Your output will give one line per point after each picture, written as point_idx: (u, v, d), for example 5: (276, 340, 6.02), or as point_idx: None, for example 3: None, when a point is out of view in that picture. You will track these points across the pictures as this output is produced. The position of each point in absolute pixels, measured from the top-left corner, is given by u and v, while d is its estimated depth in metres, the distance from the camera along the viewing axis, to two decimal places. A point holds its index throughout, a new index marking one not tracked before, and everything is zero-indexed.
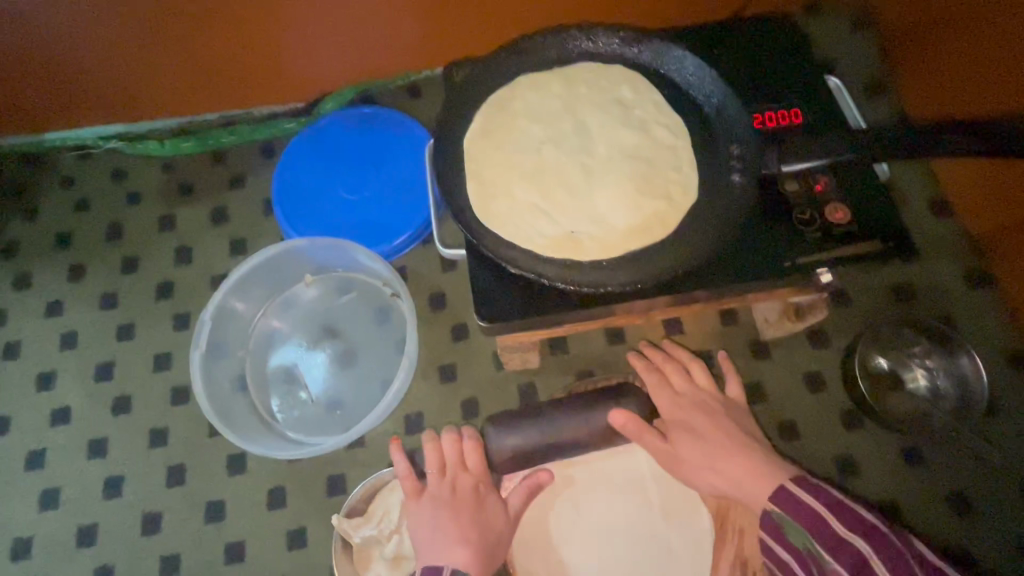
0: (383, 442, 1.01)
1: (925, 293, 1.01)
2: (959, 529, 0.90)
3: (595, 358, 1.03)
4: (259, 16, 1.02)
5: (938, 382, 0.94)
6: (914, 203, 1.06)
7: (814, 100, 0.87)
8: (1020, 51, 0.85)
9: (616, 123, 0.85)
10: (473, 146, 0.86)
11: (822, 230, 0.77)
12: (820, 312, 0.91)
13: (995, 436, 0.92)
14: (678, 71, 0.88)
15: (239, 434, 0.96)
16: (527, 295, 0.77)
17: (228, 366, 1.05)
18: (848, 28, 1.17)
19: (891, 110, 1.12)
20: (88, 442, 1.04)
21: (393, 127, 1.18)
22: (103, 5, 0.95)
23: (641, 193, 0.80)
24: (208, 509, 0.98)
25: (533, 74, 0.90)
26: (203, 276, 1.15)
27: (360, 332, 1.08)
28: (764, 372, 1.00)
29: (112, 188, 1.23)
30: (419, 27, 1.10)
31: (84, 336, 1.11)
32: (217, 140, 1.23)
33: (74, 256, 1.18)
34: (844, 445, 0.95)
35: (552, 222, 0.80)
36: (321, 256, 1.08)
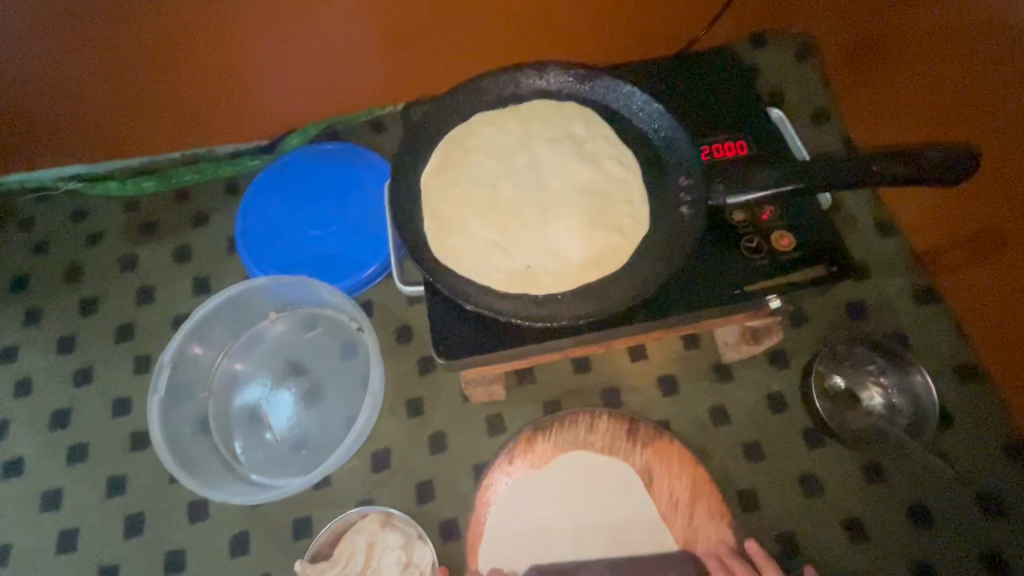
0: (350, 481, 0.99)
1: (877, 312, 1.04)
2: (922, 544, 0.91)
3: (562, 386, 1.04)
4: (222, 59, 1.04)
5: (893, 399, 0.96)
6: (862, 225, 1.10)
7: (757, 131, 0.90)
8: (952, 81, 0.91)
9: (569, 157, 0.88)
10: (430, 184, 0.87)
11: (769, 257, 0.80)
12: (776, 335, 0.94)
13: (949, 449, 0.95)
14: (627, 106, 0.91)
15: (200, 479, 0.94)
16: (484, 330, 0.78)
17: (190, 409, 1.03)
18: (793, 59, 1.23)
19: (837, 136, 1.17)
20: (42, 494, 1.00)
21: (357, 162, 1.19)
22: (63, 48, 0.96)
23: (594, 226, 0.82)
24: (168, 559, 0.95)
25: (488, 111, 0.92)
26: (165, 316, 1.13)
27: (326, 368, 1.07)
28: (728, 394, 1.02)
29: (72, 230, 1.21)
30: (381, 65, 1.12)
31: (41, 382, 1.09)
32: (180, 179, 1.23)
33: (31, 299, 1.16)
34: (809, 465, 0.96)
35: (507, 256, 0.81)
36: (285, 293, 1.08)
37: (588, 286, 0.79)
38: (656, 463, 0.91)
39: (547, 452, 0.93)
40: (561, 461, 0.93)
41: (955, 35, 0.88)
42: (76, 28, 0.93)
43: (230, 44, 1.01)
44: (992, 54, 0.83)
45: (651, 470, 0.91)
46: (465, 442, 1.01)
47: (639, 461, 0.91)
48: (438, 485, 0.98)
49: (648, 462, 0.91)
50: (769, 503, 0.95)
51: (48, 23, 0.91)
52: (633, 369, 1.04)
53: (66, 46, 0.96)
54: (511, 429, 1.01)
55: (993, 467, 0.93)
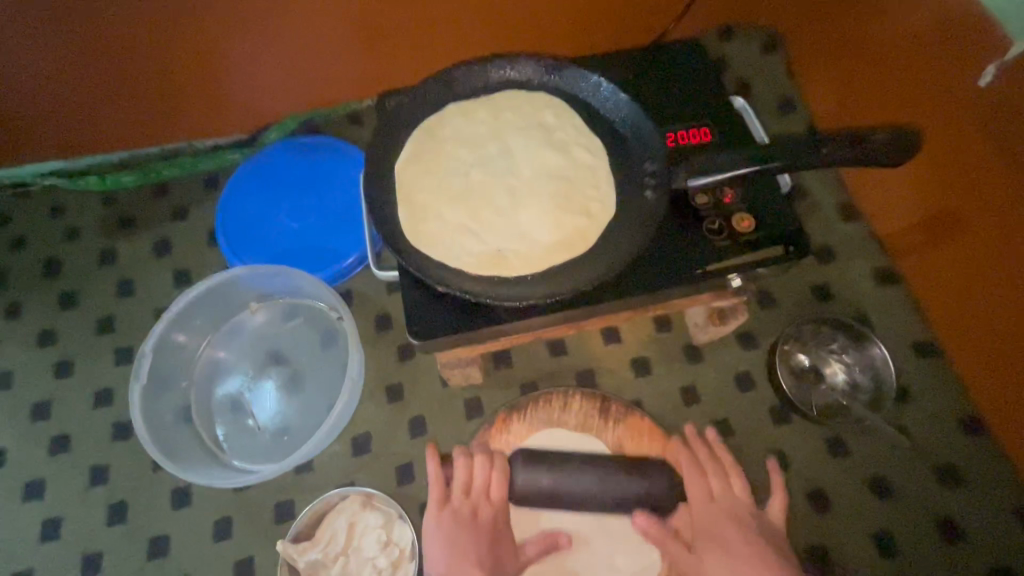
0: (331, 465, 1.01)
1: (841, 293, 1.08)
2: (883, 512, 0.95)
3: (538, 369, 1.06)
4: (199, 54, 1.05)
5: (855, 375, 1.00)
6: (826, 209, 1.14)
7: (720, 118, 0.94)
8: (911, 67, 0.95)
9: (538, 145, 0.91)
10: (404, 172, 0.90)
11: (730, 237, 0.83)
12: (742, 315, 0.97)
13: (908, 422, 0.99)
14: (595, 95, 0.94)
15: (183, 466, 0.96)
16: (456, 312, 0.80)
17: (172, 398, 1.04)
18: (761, 49, 1.26)
19: (803, 124, 1.21)
20: (24, 485, 1.01)
21: (335, 154, 1.21)
22: (40, 43, 0.98)
23: (562, 210, 0.85)
24: (152, 545, 0.97)
25: (460, 101, 0.94)
26: (145, 309, 1.15)
27: (307, 356, 1.09)
28: (698, 374, 1.05)
29: (50, 225, 1.22)
30: (358, 59, 1.14)
31: (21, 375, 1.09)
32: (159, 174, 1.24)
33: (10, 294, 1.16)
34: (776, 440, 1.00)
35: (479, 240, 0.84)
36: (265, 283, 1.10)
37: (557, 267, 0.81)
38: (627, 439, 0.94)
39: (523, 432, 0.96)
40: (537, 437, 0.95)
41: (915, 22, 0.92)
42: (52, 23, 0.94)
43: (206, 39, 1.03)
44: (946, 43, 0.88)
45: (624, 446, 0.94)
46: (444, 425, 1.03)
47: (611, 438, 0.94)
48: (418, 467, 1.01)
49: (620, 438, 0.94)
50: None
51: (22, 18, 0.92)
52: (606, 351, 1.07)
53: (43, 41, 0.97)
54: (488, 411, 1.03)
55: (950, 438, 0.97)
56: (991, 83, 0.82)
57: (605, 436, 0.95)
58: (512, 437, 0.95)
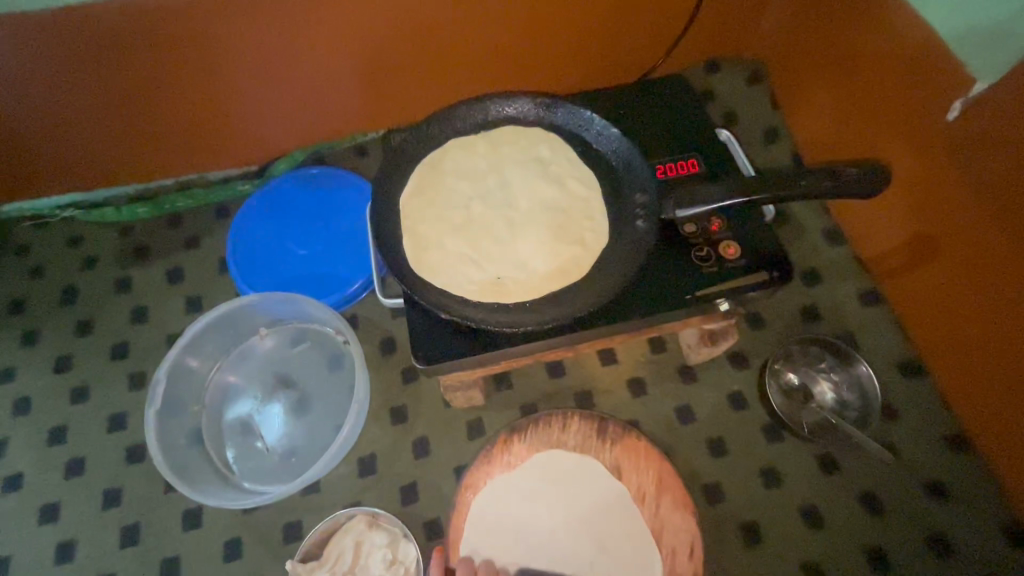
0: (338, 486, 1.05)
1: (828, 314, 1.13)
2: (872, 528, 0.98)
3: (537, 391, 1.10)
4: (214, 92, 1.12)
5: (842, 394, 1.04)
6: (812, 234, 1.19)
7: (707, 151, 0.99)
8: (886, 101, 1.01)
9: (535, 178, 0.96)
10: (408, 204, 0.95)
11: (717, 264, 0.88)
12: (732, 337, 1.01)
13: (895, 439, 1.02)
14: (588, 130, 1.00)
15: (194, 487, 0.99)
16: (458, 337, 0.85)
17: (184, 422, 1.08)
18: (746, 82, 1.33)
19: (788, 152, 1.26)
20: (40, 507, 1.04)
21: (341, 185, 1.26)
22: (67, 84, 1.05)
23: (558, 240, 0.90)
24: (163, 566, 0.99)
25: (461, 137, 1.00)
26: (159, 334, 1.19)
27: (314, 380, 1.13)
28: (692, 394, 1.09)
29: (68, 254, 1.27)
30: (364, 95, 1.20)
31: (38, 401, 1.13)
32: (173, 205, 1.29)
33: (28, 321, 1.21)
34: (769, 458, 1.03)
35: (479, 269, 0.89)
36: (275, 309, 1.14)
37: (554, 294, 0.86)
38: (623, 458, 0.98)
39: (523, 453, 0.99)
40: (537, 461, 0.99)
41: (890, 58, 0.98)
42: (80, 66, 1.02)
43: (222, 79, 1.09)
44: (917, 79, 0.94)
45: (620, 466, 0.97)
46: (447, 447, 1.06)
47: (609, 458, 0.98)
48: (422, 488, 1.04)
49: (617, 458, 0.98)
50: (731, 494, 1.01)
51: (52, 54, 0.99)
52: (603, 373, 1.11)
53: (69, 82, 1.04)
54: (489, 432, 1.07)
55: (936, 455, 1.00)
56: (959, 115, 0.88)
57: (603, 456, 0.98)
58: (513, 458, 0.99)
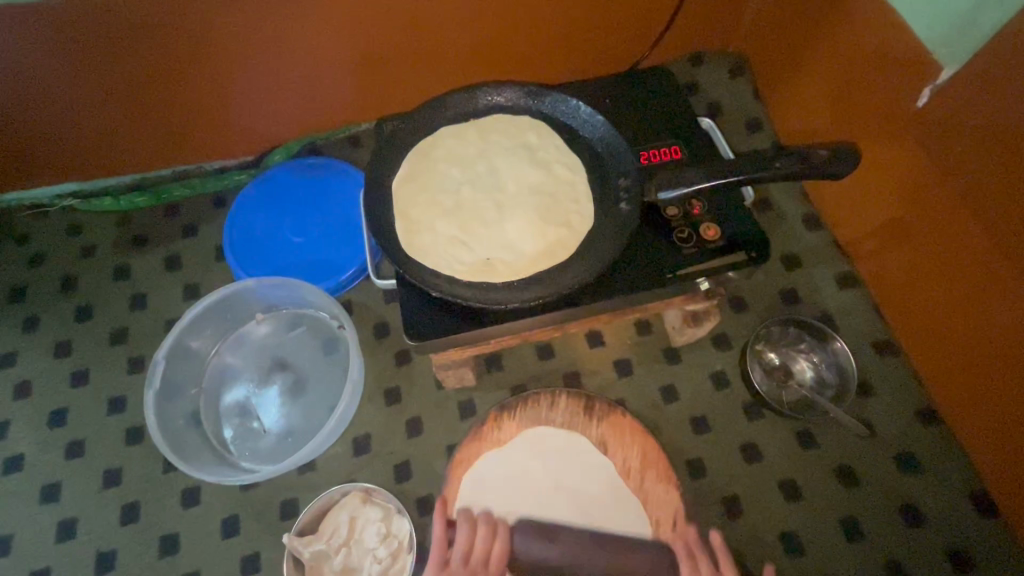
0: (333, 464, 1.08)
1: (807, 296, 1.16)
2: (849, 500, 1.01)
3: (527, 372, 1.14)
4: (210, 83, 1.15)
5: (821, 372, 1.08)
6: (792, 219, 1.23)
7: (689, 138, 1.03)
8: (861, 90, 1.05)
9: (523, 164, 0.99)
10: (400, 189, 0.98)
11: (697, 245, 0.91)
12: (714, 317, 1.05)
13: (871, 415, 1.06)
14: (574, 118, 1.03)
15: (193, 466, 1.02)
16: (449, 316, 0.88)
17: (182, 404, 1.10)
18: (729, 73, 1.37)
19: (770, 142, 1.30)
20: (42, 487, 1.07)
21: (335, 174, 1.29)
22: (66, 76, 1.07)
23: (545, 222, 0.94)
24: (163, 543, 1.02)
25: (451, 125, 1.03)
26: (157, 320, 1.21)
27: (310, 363, 1.16)
28: (676, 374, 1.12)
29: (67, 243, 1.29)
30: (357, 87, 1.23)
31: (38, 385, 1.15)
32: (170, 194, 1.32)
33: (29, 308, 1.23)
34: (750, 434, 1.07)
35: (469, 250, 0.92)
36: (271, 295, 1.17)
37: (540, 274, 0.89)
38: (609, 434, 1.01)
39: (512, 430, 1.02)
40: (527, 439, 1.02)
41: (863, 48, 1.02)
42: (79, 58, 1.04)
43: (217, 70, 1.12)
44: (888, 69, 0.98)
45: (606, 441, 1.01)
46: (439, 426, 1.10)
47: (595, 435, 1.01)
48: (415, 465, 1.07)
49: (603, 434, 1.01)
50: (714, 469, 1.05)
51: (49, 46, 1.01)
52: (591, 354, 1.15)
53: (69, 74, 1.07)
54: (481, 412, 1.10)
55: (909, 429, 1.04)
56: (927, 103, 0.92)
57: (590, 432, 1.02)
58: (503, 435, 1.02)
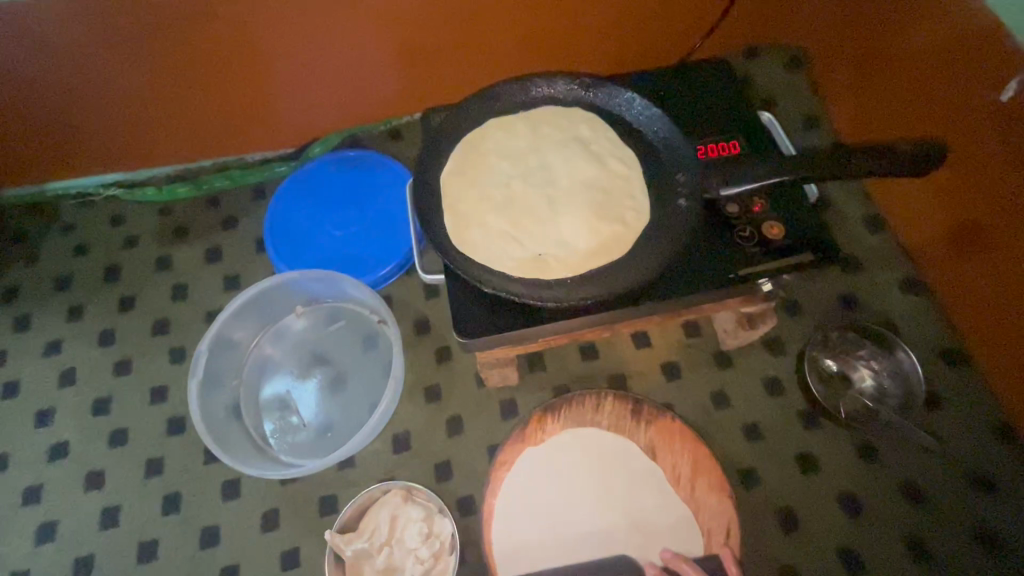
0: (372, 461, 1.06)
1: (868, 301, 1.11)
2: (914, 517, 0.96)
3: (571, 373, 1.10)
4: (253, 74, 1.14)
5: (884, 381, 1.02)
6: (851, 220, 1.17)
7: (750, 133, 0.98)
8: (933, 83, 0.98)
9: (576, 158, 0.96)
10: (449, 182, 0.96)
11: (761, 245, 0.87)
12: (770, 321, 1.00)
13: (937, 427, 1.00)
14: (628, 111, 0.99)
15: (235, 458, 1.01)
16: (500, 314, 0.85)
17: (223, 395, 1.10)
18: (784, 68, 1.31)
19: (827, 139, 1.24)
20: (86, 475, 1.07)
21: (377, 168, 1.28)
22: (112, 67, 1.07)
23: (600, 218, 0.90)
24: (203, 535, 1.02)
25: (500, 117, 1.00)
26: (199, 311, 1.22)
27: (349, 357, 1.14)
28: (727, 379, 1.08)
29: (111, 232, 1.30)
30: (401, 78, 1.21)
31: (82, 373, 1.16)
32: (212, 185, 1.32)
33: (74, 297, 1.24)
34: (806, 444, 1.02)
35: (520, 246, 0.89)
36: (312, 287, 1.16)
37: (595, 271, 0.86)
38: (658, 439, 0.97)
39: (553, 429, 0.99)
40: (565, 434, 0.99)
41: (936, 42, 0.96)
42: (124, 49, 1.04)
43: (260, 61, 1.11)
44: (966, 61, 0.92)
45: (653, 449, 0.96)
46: (480, 425, 1.07)
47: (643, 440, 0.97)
48: (456, 465, 1.04)
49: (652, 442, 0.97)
50: (767, 479, 1.00)
51: (98, 37, 1.01)
52: (638, 356, 1.11)
53: (116, 65, 1.07)
54: (523, 412, 1.07)
55: (979, 445, 0.98)
56: (1012, 97, 0.85)
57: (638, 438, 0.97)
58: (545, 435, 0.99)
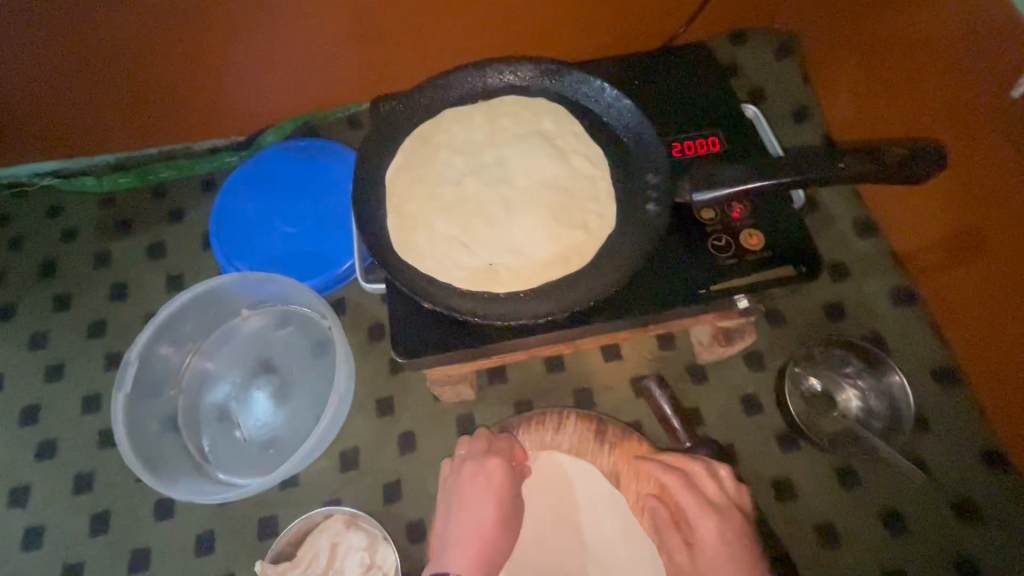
0: (317, 479, 0.98)
1: (856, 312, 1.02)
2: (894, 549, 0.89)
3: (533, 387, 1.02)
4: (190, 60, 1.03)
5: (870, 402, 0.94)
6: (842, 224, 1.08)
7: (731, 129, 0.88)
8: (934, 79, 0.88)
9: (537, 155, 0.86)
10: (395, 180, 0.86)
11: (736, 256, 0.78)
12: (748, 336, 0.92)
13: (924, 453, 0.93)
14: (597, 102, 0.89)
15: (165, 477, 0.93)
16: (445, 330, 0.77)
17: (159, 407, 1.02)
18: (776, 54, 1.20)
19: (818, 135, 1.15)
20: (10, 490, 1.00)
21: (332, 160, 1.18)
22: (29, 55, 0.96)
23: (558, 223, 0.81)
24: (133, 558, 0.95)
25: (455, 107, 0.90)
26: (137, 313, 1.13)
27: (296, 366, 1.06)
28: (700, 396, 1.00)
29: (47, 225, 1.21)
30: (354, 63, 1.11)
31: (11, 378, 1.08)
32: (157, 175, 1.23)
33: (5, 296, 1.15)
34: (783, 468, 0.95)
35: (470, 254, 0.80)
36: (257, 291, 1.07)
37: (550, 284, 0.77)
38: (623, 467, 0.87)
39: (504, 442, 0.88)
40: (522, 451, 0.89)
41: (936, 34, 0.86)
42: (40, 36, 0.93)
43: (195, 46, 1.00)
44: (971, 52, 0.81)
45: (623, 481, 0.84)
46: (434, 442, 0.99)
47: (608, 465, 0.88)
48: (406, 486, 0.97)
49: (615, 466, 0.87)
50: None
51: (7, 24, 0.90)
52: (606, 369, 1.03)
53: (34, 54, 0.96)
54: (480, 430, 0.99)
55: (969, 473, 0.91)
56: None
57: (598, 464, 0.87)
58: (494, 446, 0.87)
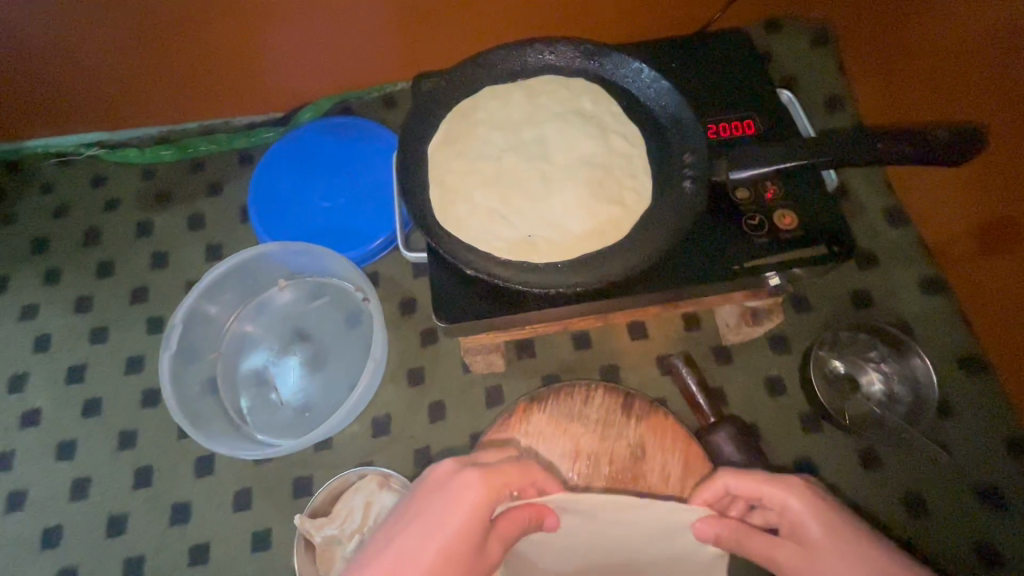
0: (350, 443, 1.02)
1: (882, 300, 1.04)
2: (913, 530, 0.91)
3: (561, 362, 1.05)
4: (234, 35, 1.05)
5: (894, 386, 0.95)
6: (870, 213, 1.10)
7: (767, 113, 0.90)
8: (970, 66, 0.88)
9: (575, 132, 0.88)
10: (436, 154, 0.89)
11: (770, 234, 0.80)
12: (777, 317, 0.93)
13: (947, 436, 0.94)
14: (634, 83, 0.92)
15: (208, 435, 0.97)
16: (483, 298, 0.79)
17: (200, 370, 1.05)
18: (809, 43, 1.21)
19: (850, 124, 1.15)
20: (57, 444, 1.05)
21: (367, 138, 1.21)
22: (86, 29, 1.00)
23: (596, 199, 0.83)
24: (173, 511, 0.99)
25: (495, 85, 0.93)
26: (178, 280, 1.17)
27: (331, 336, 1.10)
28: (725, 377, 1.02)
29: (91, 195, 1.25)
30: (392, 42, 1.13)
31: (58, 339, 1.13)
32: (196, 148, 1.26)
33: (52, 261, 1.20)
34: (805, 448, 0.97)
35: (509, 225, 0.83)
36: (294, 261, 1.10)
37: (586, 257, 0.80)
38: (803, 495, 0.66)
39: (514, 471, 0.66)
40: (541, 482, 0.69)
41: (974, 22, 0.86)
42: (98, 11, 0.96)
43: (240, 22, 1.03)
44: (1003, 42, 0.82)
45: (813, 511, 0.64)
46: (463, 413, 1.02)
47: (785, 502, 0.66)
48: (436, 453, 1.00)
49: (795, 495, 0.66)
50: None
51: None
52: (632, 347, 1.05)
53: (91, 27, 1.00)
54: (509, 401, 1.02)
55: (991, 459, 0.92)
56: None
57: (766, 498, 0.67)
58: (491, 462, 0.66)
